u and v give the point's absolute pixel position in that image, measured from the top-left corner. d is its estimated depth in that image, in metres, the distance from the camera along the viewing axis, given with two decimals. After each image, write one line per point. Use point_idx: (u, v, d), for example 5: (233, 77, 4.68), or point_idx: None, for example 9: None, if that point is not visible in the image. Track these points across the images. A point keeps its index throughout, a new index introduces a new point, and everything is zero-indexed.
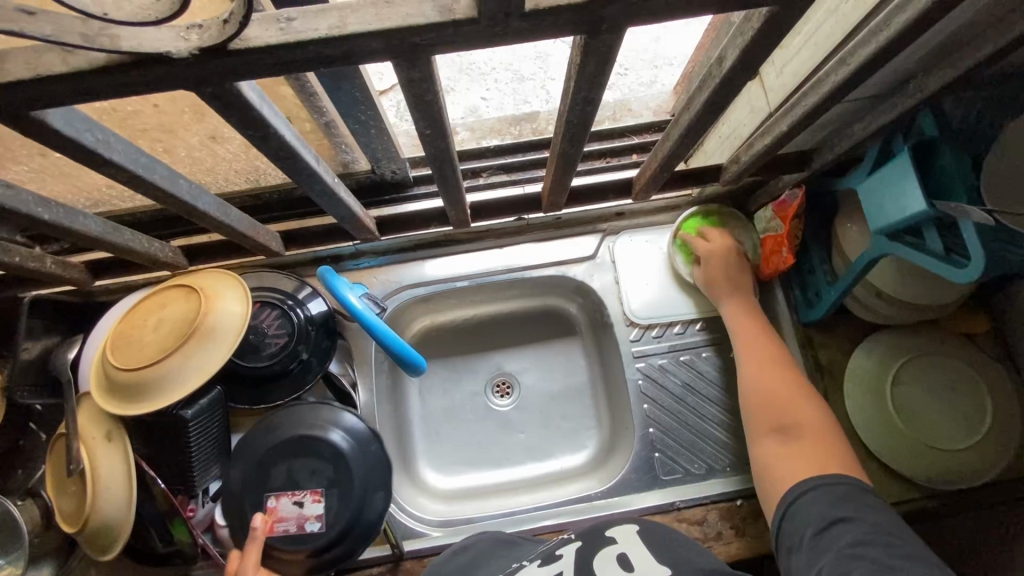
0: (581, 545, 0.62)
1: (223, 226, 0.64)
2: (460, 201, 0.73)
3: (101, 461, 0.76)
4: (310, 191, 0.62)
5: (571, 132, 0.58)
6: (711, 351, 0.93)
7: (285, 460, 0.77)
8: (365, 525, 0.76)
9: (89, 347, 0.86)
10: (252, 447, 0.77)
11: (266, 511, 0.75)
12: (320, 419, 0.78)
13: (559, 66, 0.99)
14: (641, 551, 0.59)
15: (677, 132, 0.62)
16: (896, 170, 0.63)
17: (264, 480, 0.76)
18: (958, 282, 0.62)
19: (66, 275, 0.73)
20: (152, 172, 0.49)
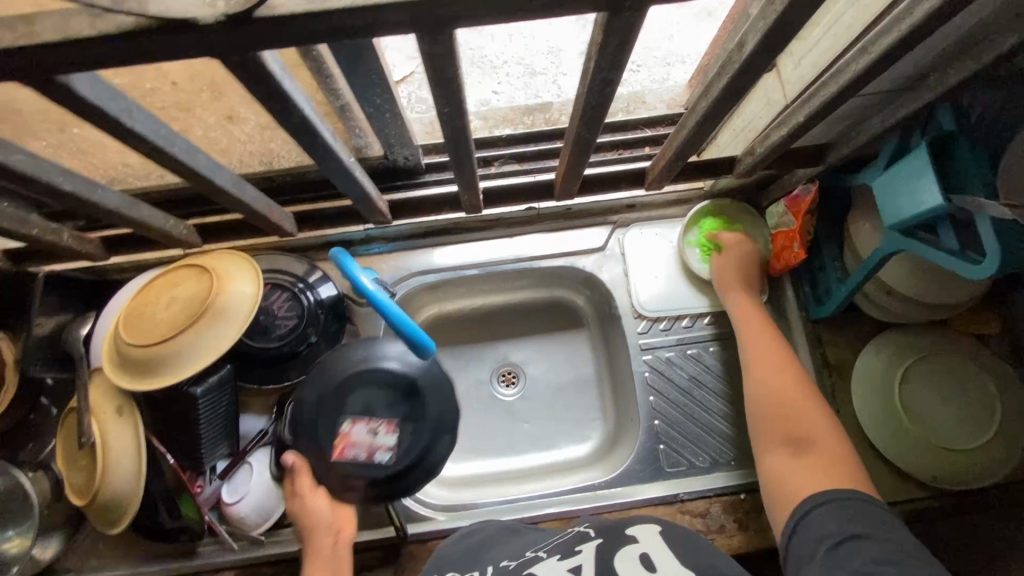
0: (602, 543, 0.60)
1: (239, 203, 0.64)
2: (473, 186, 0.74)
3: (113, 435, 0.77)
4: (325, 170, 0.62)
5: (587, 117, 0.58)
6: (718, 345, 0.93)
7: (362, 387, 0.77)
8: (429, 463, 0.76)
9: (101, 323, 0.86)
10: (332, 368, 0.78)
11: (338, 435, 0.75)
12: (401, 351, 0.79)
13: (572, 62, 1.01)
14: (664, 552, 0.57)
15: (692, 123, 0.62)
16: (913, 165, 0.63)
17: (340, 402, 0.77)
18: (972, 278, 0.61)
19: (82, 250, 0.72)
20: (172, 144, 0.49)
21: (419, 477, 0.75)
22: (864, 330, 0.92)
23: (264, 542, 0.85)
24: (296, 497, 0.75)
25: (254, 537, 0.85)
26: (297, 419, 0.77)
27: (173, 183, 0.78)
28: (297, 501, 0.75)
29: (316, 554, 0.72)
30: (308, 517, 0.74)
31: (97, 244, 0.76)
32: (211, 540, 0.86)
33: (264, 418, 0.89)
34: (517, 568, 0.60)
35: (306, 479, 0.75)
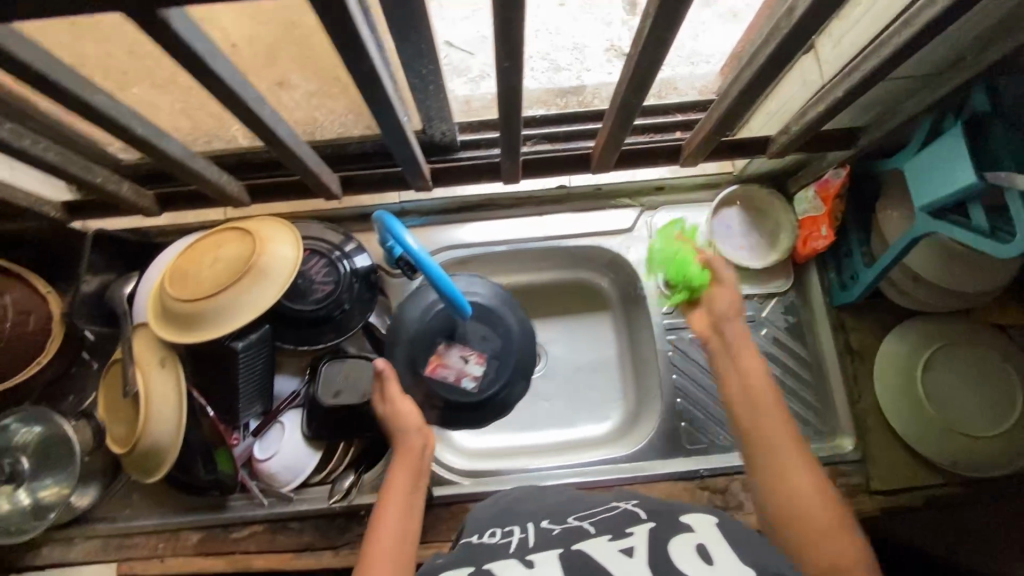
0: (654, 527, 0.51)
1: (294, 161, 0.67)
2: (515, 153, 0.76)
3: (155, 387, 0.80)
4: (382, 128, 0.65)
5: (637, 77, 0.61)
6: (742, 328, 0.95)
7: (464, 319, 0.90)
8: (505, 398, 0.91)
9: (148, 280, 0.90)
10: (436, 298, 0.91)
11: (435, 353, 0.89)
12: (504, 301, 0.92)
13: (596, 58, 1.01)
14: (724, 547, 0.48)
15: (738, 88, 0.64)
16: (946, 145, 0.64)
17: (441, 328, 0.90)
18: (1002, 256, 0.62)
19: (139, 203, 0.74)
20: (245, 92, 0.52)
21: (497, 409, 0.91)
22: (888, 318, 0.93)
23: (292, 498, 0.88)
24: (386, 399, 0.76)
25: (283, 494, 0.88)
26: (396, 335, 0.89)
27: (222, 147, 0.81)
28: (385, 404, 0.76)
29: (404, 452, 0.71)
30: (399, 418, 0.74)
31: (151, 200, 0.77)
32: (242, 494, 0.89)
33: (297, 379, 0.92)
34: (563, 534, 0.52)
35: (394, 387, 0.76)
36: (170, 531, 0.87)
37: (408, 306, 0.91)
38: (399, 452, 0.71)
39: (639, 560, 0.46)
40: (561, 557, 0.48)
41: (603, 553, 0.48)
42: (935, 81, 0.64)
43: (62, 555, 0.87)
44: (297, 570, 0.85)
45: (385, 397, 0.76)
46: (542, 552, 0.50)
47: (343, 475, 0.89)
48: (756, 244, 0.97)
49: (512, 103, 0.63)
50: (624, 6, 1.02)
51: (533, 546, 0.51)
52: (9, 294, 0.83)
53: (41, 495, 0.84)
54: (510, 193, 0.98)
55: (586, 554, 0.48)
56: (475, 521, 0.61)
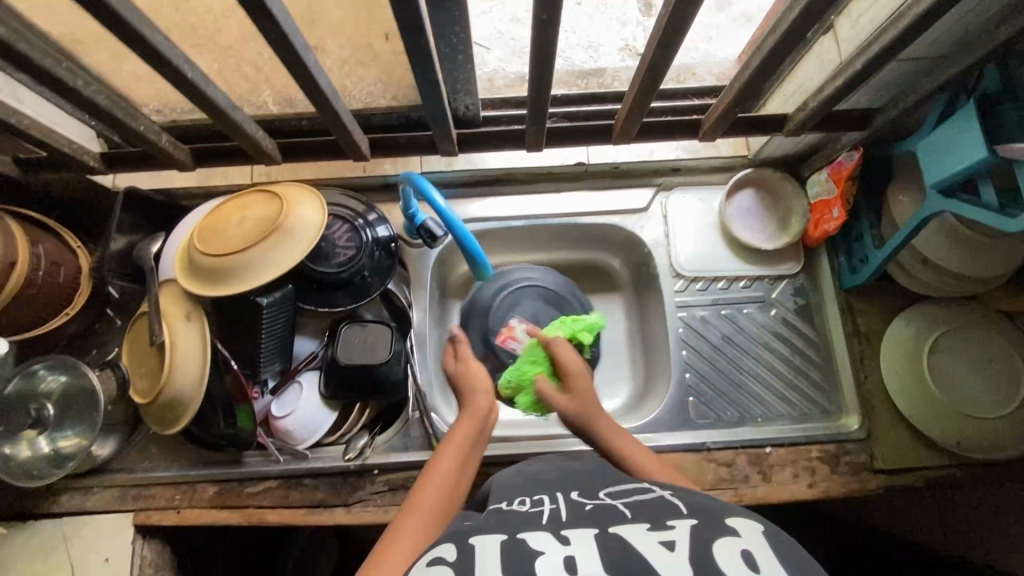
0: (697, 525, 0.50)
1: (330, 115, 0.69)
2: (541, 122, 0.79)
3: (181, 338, 0.83)
4: (419, 86, 0.68)
5: (666, 40, 0.63)
6: (751, 308, 0.97)
7: (538, 302, 1.00)
8: None
9: (175, 236, 0.92)
10: (515, 279, 1.03)
11: (507, 328, 0.99)
12: (577, 295, 1.03)
13: (609, 57, 1.05)
14: (772, 559, 0.47)
15: (761, 57, 0.67)
16: (959, 124, 0.66)
17: (512, 306, 1.00)
18: (1007, 231, 0.65)
19: (174, 154, 0.75)
20: (293, 38, 0.55)
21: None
22: (896, 302, 0.95)
23: (307, 456, 0.90)
24: (461, 358, 0.80)
25: (299, 451, 0.90)
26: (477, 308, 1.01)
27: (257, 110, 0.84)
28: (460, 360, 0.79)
29: (470, 413, 0.73)
30: (472, 379, 0.77)
31: (186, 153, 0.78)
32: (257, 450, 0.91)
33: (315, 341, 0.94)
34: (597, 512, 0.54)
35: (469, 347, 0.81)
36: (187, 484, 0.89)
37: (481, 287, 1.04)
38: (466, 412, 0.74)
39: (681, 556, 0.46)
40: (599, 539, 0.49)
41: (643, 543, 0.48)
42: (949, 59, 0.66)
43: (81, 503, 0.89)
44: (308, 526, 0.87)
45: (461, 356, 0.79)
46: (577, 529, 0.51)
47: (358, 434, 0.92)
48: (769, 226, 0.99)
49: (545, 69, 0.65)
50: (638, 8, 1.08)
51: (567, 521, 0.53)
52: (42, 244, 0.84)
53: (61, 444, 0.86)
54: (529, 169, 1.01)
55: (624, 539, 0.49)
56: (502, 483, 0.65)
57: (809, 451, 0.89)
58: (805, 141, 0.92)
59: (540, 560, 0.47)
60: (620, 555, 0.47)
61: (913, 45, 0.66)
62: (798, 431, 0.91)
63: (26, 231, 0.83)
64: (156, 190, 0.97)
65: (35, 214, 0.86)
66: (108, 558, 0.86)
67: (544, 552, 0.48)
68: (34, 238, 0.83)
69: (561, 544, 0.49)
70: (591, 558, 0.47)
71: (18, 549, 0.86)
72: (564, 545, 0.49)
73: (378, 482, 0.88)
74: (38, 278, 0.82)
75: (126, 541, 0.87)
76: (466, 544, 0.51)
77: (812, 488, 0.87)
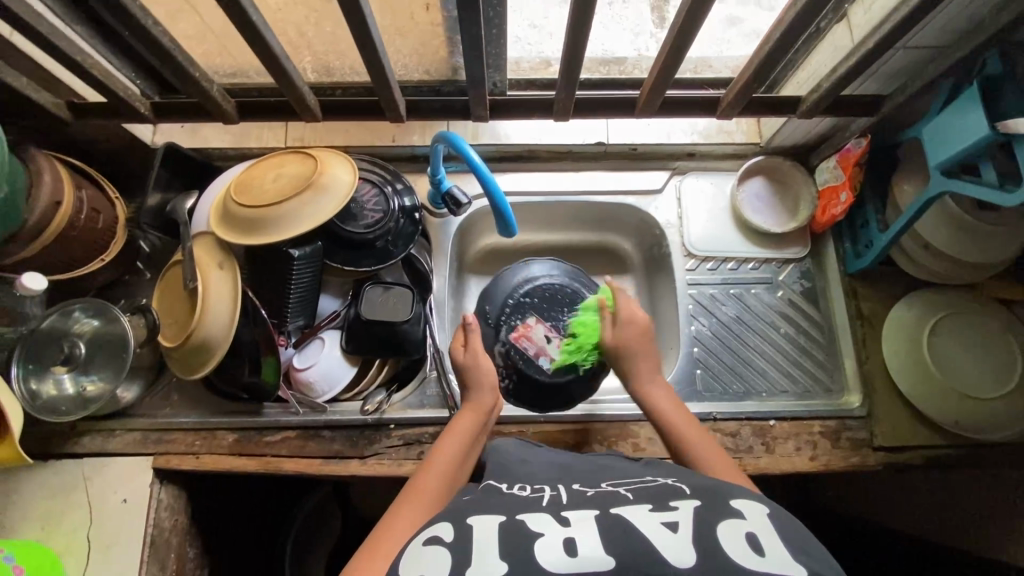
0: (700, 506, 0.52)
1: (376, 69, 0.74)
2: (571, 91, 0.83)
3: (213, 285, 0.86)
4: (462, 46, 0.73)
5: (692, 11, 0.68)
6: (758, 288, 1.01)
7: (563, 303, 0.93)
8: (576, 390, 0.90)
9: (210, 191, 0.95)
10: (530, 276, 0.95)
11: (524, 325, 0.91)
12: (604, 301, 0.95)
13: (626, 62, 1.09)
14: (772, 536, 0.49)
15: (779, 33, 0.72)
16: (962, 106, 0.71)
17: (530, 305, 0.93)
18: (1006, 206, 0.69)
19: (222, 104, 0.80)
20: None
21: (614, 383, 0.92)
22: (899, 288, 0.98)
23: (325, 409, 0.93)
24: (466, 351, 0.82)
25: (318, 404, 0.93)
26: (486, 310, 0.94)
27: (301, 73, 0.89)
28: (464, 354, 0.82)
29: (470, 410, 0.77)
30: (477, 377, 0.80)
31: (233, 107, 0.83)
32: (276, 403, 0.94)
33: (339, 301, 0.97)
34: (599, 497, 0.57)
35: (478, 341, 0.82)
36: (208, 430, 0.92)
37: (493, 285, 0.95)
38: (467, 407, 0.78)
39: (682, 535, 0.48)
40: (599, 522, 0.51)
41: (644, 524, 0.50)
42: (954, 45, 0.71)
43: (103, 445, 0.91)
44: (323, 476, 0.89)
45: (467, 350, 0.82)
46: (576, 510, 0.54)
47: (375, 391, 0.95)
48: (778, 212, 1.03)
49: (583, 17, 0.70)
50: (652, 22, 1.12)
51: (567, 504, 0.56)
52: (85, 189, 0.86)
53: (86, 387, 0.88)
54: (550, 145, 1.05)
55: (626, 522, 0.51)
56: (496, 465, 0.69)
57: (812, 425, 0.92)
58: (815, 131, 0.97)
59: (539, 539, 0.50)
60: (619, 535, 0.49)
61: (918, 29, 0.72)
62: (802, 406, 0.93)
63: (72, 176, 0.85)
64: (193, 150, 1.02)
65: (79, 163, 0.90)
66: (126, 499, 0.88)
67: (543, 533, 0.50)
68: (79, 183, 0.86)
69: (561, 526, 0.51)
70: (591, 538, 0.49)
71: (35, 487, 0.87)
72: (563, 527, 0.51)
73: (393, 437, 0.91)
74: (81, 221, 0.84)
75: (144, 483, 0.89)
76: (464, 524, 0.53)
77: (813, 460, 0.90)
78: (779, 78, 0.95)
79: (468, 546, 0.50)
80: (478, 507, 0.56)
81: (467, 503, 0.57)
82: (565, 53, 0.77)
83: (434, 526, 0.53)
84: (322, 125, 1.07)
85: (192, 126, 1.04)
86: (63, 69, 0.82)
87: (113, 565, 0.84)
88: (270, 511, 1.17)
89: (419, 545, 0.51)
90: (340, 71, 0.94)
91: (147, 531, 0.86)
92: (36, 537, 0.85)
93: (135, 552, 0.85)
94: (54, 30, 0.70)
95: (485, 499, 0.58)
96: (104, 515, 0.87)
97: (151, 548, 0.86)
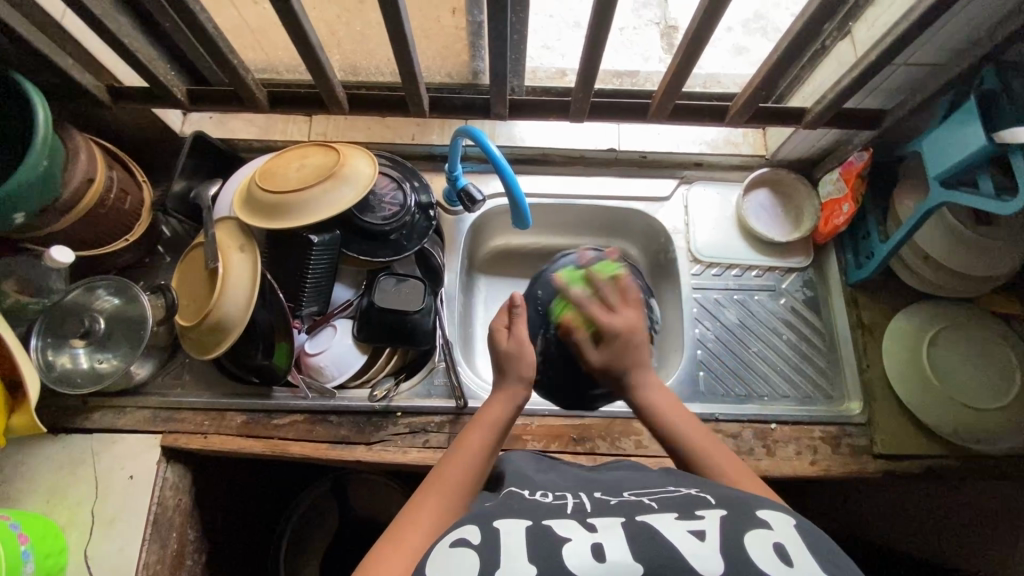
0: (728, 515, 0.49)
1: (405, 61, 0.78)
2: (588, 93, 0.88)
3: (233, 266, 0.88)
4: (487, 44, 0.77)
5: (705, 19, 0.73)
6: (762, 295, 1.04)
7: None
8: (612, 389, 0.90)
9: (234, 179, 0.98)
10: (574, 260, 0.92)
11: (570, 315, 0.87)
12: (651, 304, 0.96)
13: (638, 77, 1.13)
14: (803, 550, 0.46)
15: (785, 44, 0.76)
16: (961, 118, 0.75)
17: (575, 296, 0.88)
18: (1002, 215, 0.72)
19: (253, 91, 0.85)
20: None
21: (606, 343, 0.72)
22: (901, 299, 1.00)
23: (334, 394, 0.94)
24: (509, 335, 0.72)
25: (327, 389, 0.94)
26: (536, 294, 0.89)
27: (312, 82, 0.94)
28: (511, 341, 0.71)
29: (502, 397, 0.70)
30: (512, 360, 0.71)
31: (264, 95, 0.89)
32: (286, 387, 0.95)
33: (352, 290, 0.99)
34: (623, 505, 0.53)
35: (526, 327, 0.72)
36: (217, 411, 0.93)
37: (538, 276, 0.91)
38: (497, 393, 0.71)
39: (711, 543, 0.45)
40: (625, 528, 0.48)
41: (671, 531, 0.47)
42: (952, 62, 0.76)
43: (112, 421, 0.92)
44: (328, 460, 0.90)
45: (513, 330, 0.72)
46: (603, 517, 0.51)
47: (383, 379, 0.97)
48: (783, 223, 1.06)
49: (603, 22, 0.73)
50: (663, 46, 1.17)
51: (592, 511, 0.52)
52: (116, 170, 0.90)
53: (101, 363, 0.90)
54: (564, 150, 1.09)
55: (652, 527, 0.48)
56: (512, 474, 0.66)
57: (813, 430, 0.93)
58: (819, 144, 1.01)
59: (566, 544, 0.46)
60: (646, 542, 0.46)
61: (918, 46, 0.76)
62: (803, 411, 0.95)
63: (105, 157, 0.89)
64: (220, 140, 1.05)
65: (112, 146, 0.94)
66: (133, 475, 0.88)
67: (570, 538, 0.47)
68: (110, 165, 0.89)
69: (587, 532, 0.48)
70: (618, 543, 0.46)
71: (46, 459, 0.88)
72: (590, 532, 0.48)
73: (400, 424, 0.92)
74: (110, 200, 0.87)
75: (151, 461, 0.89)
76: (490, 526, 0.49)
77: (814, 465, 0.90)
78: (786, 92, 0.99)
79: (496, 552, 0.46)
80: (502, 510, 0.53)
81: (490, 507, 0.54)
82: (583, 57, 0.81)
83: (459, 528, 0.50)
84: (344, 122, 1.11)
85: (220, 117, 1.08)
86: (107, 55, 0.87)
87: (115, 541, 0.84)
88: (269, 504, 1.17)
89: (445, 547, 0.48)
90: (366, 70, 0.99)
91: (150, 510, 0.86)
92: (42, 509, 0.85)
93: (137, 528, 0.85)
94: (106, 14, 0.74)
95: (508, 505, 0.54)
96: (110, 490, 0.87)
97: (153, 525, 0.86)
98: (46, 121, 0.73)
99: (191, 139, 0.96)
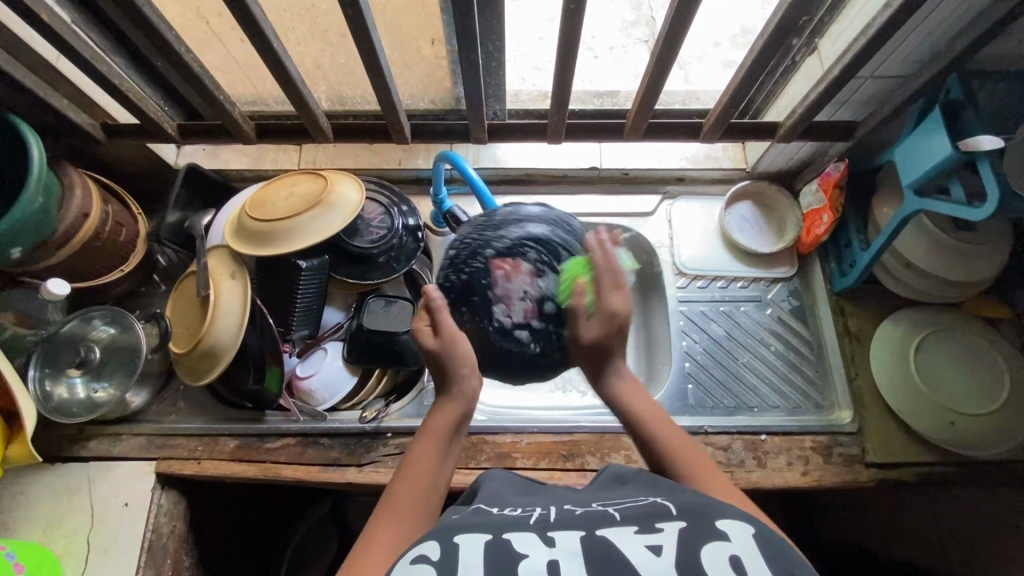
0: (687, 527, 0.49)
1: (384, 89, 0.82)
2: (563, 115, 0.90)
3: (224, 293, 0.90)
4: (463, 74, 0.80)
5: (668, 43, 0.76)
6: (749, 306, 1.05)
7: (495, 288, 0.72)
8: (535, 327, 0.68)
9: (226, 210, 1.00)
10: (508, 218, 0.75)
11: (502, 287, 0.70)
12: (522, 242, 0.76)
13: (622, 96, 1.16)
14: (758, 560, 0.45)
15: (750, 62, 0.78)
16: (928, 126, 0.76)
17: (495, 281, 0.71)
18: (974, 220, 0.73)
19: (242, 125, 0.89)
20: (360, 12, 0.68)
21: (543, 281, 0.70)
22: (885, 305, 1.00)
23: (324, 417, 0.95)
24: (438, 336, 0.67)
25: (318, 412, 0.96)
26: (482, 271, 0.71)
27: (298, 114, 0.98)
28: (438, 341, 0.67)
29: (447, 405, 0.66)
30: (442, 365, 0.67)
31: (252, 127, 0.92)
32: (278, 411, 0.97)
33: (343, 313, 1.01)
34: (586, 517, 0.52)
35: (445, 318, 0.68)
36: (210, 437, 0.94)
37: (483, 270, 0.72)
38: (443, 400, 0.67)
39: (666, 559, 0.46)
40: (584, 543, 0.48)
41: (628, 546, 0.47)
42: (913, 75, 0.78)
43: (108, 449, 0.93)
44: (319, 483, 0.90)
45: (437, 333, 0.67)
46: (563, 531, 0.50)
47: (374, 400, 0.99)
48: (766, 233, 1.08)
49: (570, 49, 0.77)
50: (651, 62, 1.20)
51: (555, 523, 0.52)
52: (111, 204, 0.93)
53: (96, 393, 0.91)
54: (547, 170, 1.11)
55: (609, 542, 0.48)
56: (489, 490, 0.63)
57: (803, 440, 0.92)
58: (797, 156, 1.03)
59: (524, 561, 0.47)
60: (604, 559, 0.46)
61: (880, 60, 0.79)
62: (792, 421, 0.94)
63: (100, 192, 0.92)
64: (214, 171, 1.09)
65: (110, 181, 0.97)
66: (128, 502, 0.89)
67: (528, 554, 0.47)
68: (106, 199, 0.92)
69: (545, 547, 0.48)
70: (574, 562, 0.46)
71: (43, 489, 0.90)
72: (548, 547, 0.48)
73: (390, 445, 0.93)
74: (104, 233, 0.90)
75: (146, 488, 0.91)
76: (451, 542, 0.49)
77: (806, 475, 0.89)
78: (762, 106, 1.02)
79: (454, 572, 0.46)
80: (464, 524, 0.52)
81: (454, 520, 0.53)
82: (555, 80, 0.83)
83: (420, 545, 0.50)
84: (335, 150, 1.14)
85: (214, 149, 1.11)
86: (101, 94, 0.91)
87: (108, 569, 0.85)
88: (264, 536, 1.17)
89: (405, 564, 0.48)
90: (352, 101, 1.03)
91: (144, 536, 0.87)
92: (38, 539, 0.86)
93: (130, 557, 0.86)
94: (97, 56, 0.78)
95: (472, 517, 0.54)
96: (104, 518, 0.88)
97: (147, 552, 0.87)
98: (41, 158, 0.77)
99: (184, 171, 0.99)
